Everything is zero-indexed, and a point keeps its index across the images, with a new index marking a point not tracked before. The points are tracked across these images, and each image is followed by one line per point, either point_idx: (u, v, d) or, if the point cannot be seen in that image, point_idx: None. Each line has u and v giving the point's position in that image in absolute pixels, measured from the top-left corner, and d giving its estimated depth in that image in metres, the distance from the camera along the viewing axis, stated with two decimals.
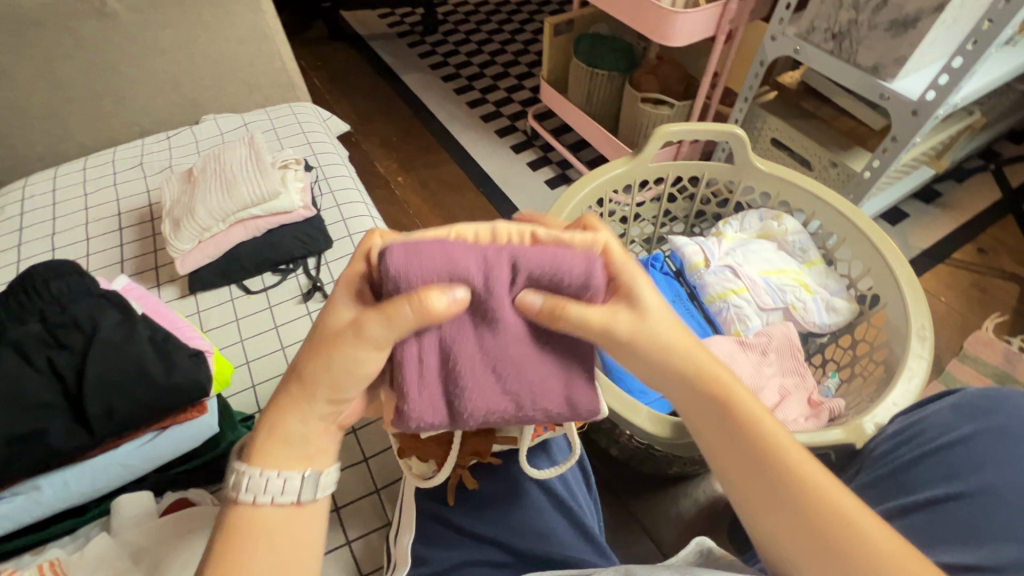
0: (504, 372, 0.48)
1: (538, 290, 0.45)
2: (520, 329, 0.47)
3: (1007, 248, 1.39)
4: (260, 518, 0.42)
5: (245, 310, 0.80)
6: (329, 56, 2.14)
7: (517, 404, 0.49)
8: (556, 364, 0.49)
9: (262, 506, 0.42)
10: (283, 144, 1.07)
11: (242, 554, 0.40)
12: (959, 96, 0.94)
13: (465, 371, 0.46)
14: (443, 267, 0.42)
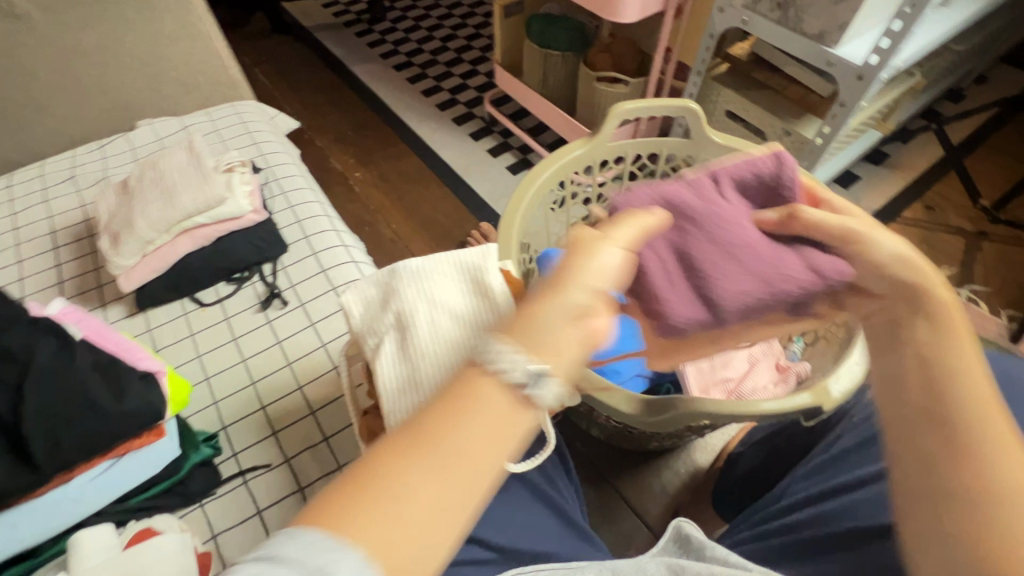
0: (743, 255, 0.46)
1: (740, 194, 0.51)
2: (739, 217, 0.49)
3: (952, 204, 1.46)
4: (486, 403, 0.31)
5: (199, 324, 0.76)
6: (274, 50, 2.05)
7: (768, 287, 0.45)
8: (787, 248, 0.47)
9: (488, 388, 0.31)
10: (228, 145, 1.01)
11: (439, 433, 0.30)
12: (900, 59, 0.96)
13: (705, 261, 0.47)
14: (661, 189, 0.50)
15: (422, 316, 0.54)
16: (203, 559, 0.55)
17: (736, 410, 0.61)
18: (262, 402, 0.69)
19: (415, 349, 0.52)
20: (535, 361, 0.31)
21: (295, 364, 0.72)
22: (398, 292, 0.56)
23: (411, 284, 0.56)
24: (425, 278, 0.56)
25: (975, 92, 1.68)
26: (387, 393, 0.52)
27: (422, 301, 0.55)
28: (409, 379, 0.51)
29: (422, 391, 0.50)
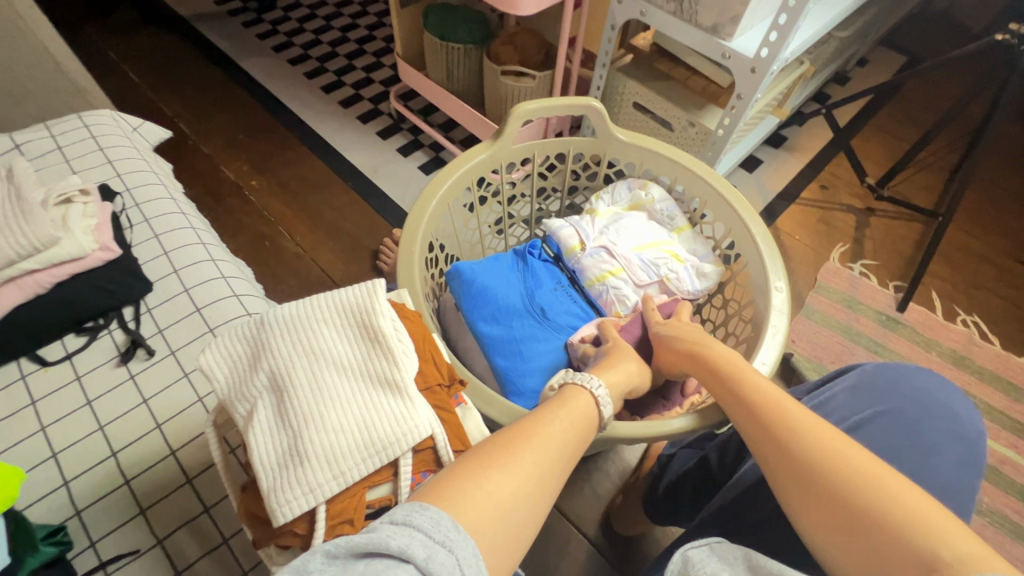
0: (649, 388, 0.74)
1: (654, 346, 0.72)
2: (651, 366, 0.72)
3: (843, 183, 1.55)
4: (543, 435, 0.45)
5: (42, 389, 0.64)
6: (146, 44, 1.82)
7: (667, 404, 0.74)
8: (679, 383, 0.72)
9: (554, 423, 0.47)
10: (74, 166, 0.87)
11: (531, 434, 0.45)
12: (789, 51, 0.99)
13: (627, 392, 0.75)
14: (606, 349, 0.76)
15: (301, 374, 0.45)
16: None
17: (652, 432, 0.60)
18: (125, 476, 0.59)
19: (294, 416, 0.44)
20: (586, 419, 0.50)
21: (165, 426, 0.62)
22: (270, 346, 0.47)
23: (286, 336, 0.47)
24: (302, 327, 0.48)
25: (858, 75, 1.80)
26: (264, 470, 0.44)
27: (299, 355, 0.46)
28: (290, 453, 0.43)
29: (307, 465, 0.43)
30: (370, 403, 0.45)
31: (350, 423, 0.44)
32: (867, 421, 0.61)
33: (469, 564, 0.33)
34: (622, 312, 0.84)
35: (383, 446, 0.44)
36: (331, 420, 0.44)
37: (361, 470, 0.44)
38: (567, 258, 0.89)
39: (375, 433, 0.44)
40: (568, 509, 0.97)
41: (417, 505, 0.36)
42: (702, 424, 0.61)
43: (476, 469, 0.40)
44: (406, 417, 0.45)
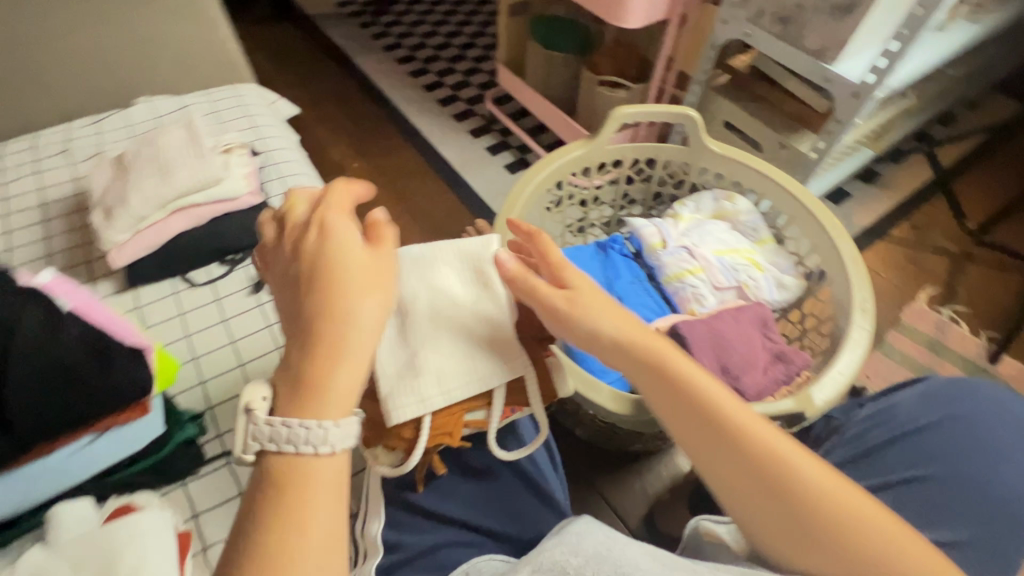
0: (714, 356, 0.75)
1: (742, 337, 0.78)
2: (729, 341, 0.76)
3: (939, 225, 1.49)
4: (308, 473, 0.37)
5: (190, 304, 0.76)
6: (276, 37, 2.04)
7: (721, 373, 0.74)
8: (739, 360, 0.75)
9: (307, 460, 0.36)
10: (226, 127, 1.01)
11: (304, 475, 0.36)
12: (895, 80, 0.98)
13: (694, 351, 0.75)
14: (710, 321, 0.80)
15: (424, 305, 0.53)
16: (183, 541, 0.55)
17: None
18: (250, 384, 0.69)
19: (416, 338, 0.52)
20: (330, 412, 0.37)
21: (284, 348, 0.72)
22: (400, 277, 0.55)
23: (414, 271, 0.55)
24: (427, 266, 0.55)
25: (965, 117, 1.73)
26: (383, 377, 0.51)
27: (424, 290, 0.54)
28: (406, 367, 0.51)
29: (420, 380, 0.50)
30: (478, 339, 0.52)
31: (459, 351, 0.51)
32: (930, 426, 0.64)
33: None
34: (697, 311, 0.87)
35: (483, 377, 0.51)
36: (444, 347, 0.51)
37: (462, 391, 0.50)
38: (648, 255, 0.93)
39: (479, 364, 0.51)
40: (616, 503, 0.98)
41: None
42: (775, 413, 0.63)
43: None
44: (507, 354, 0.52)
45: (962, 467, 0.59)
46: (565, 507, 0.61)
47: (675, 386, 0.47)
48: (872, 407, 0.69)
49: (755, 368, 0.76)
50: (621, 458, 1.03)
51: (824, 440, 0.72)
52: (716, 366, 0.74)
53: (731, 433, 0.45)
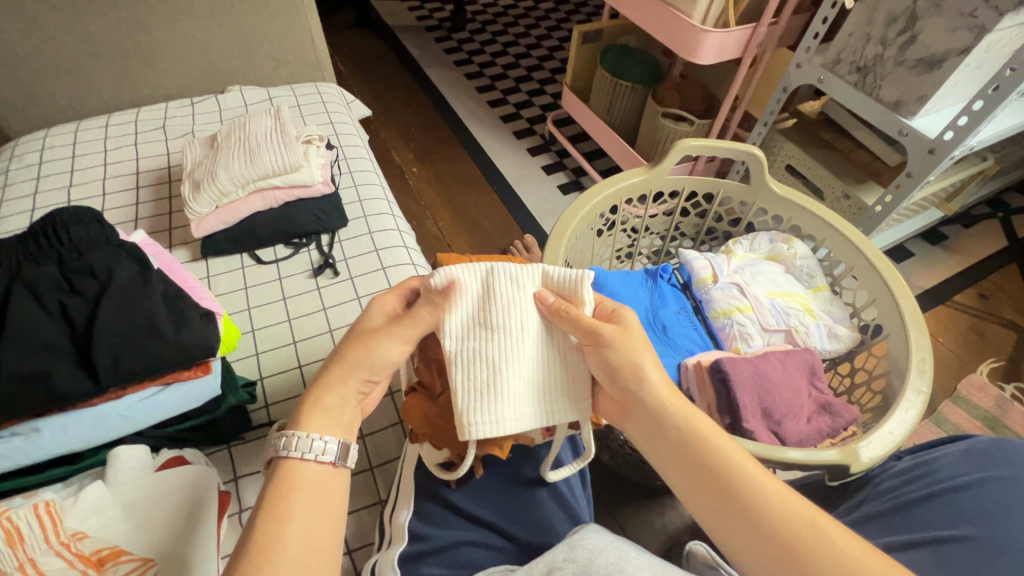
0: (765, 399, 0.73)
1: (783, 375, 0.76)
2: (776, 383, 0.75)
3: (1007, 297, 1.41)
4: (302, 477, 0.45)
5: (254, 279, 0.80)
6: (356, 43, 2.15)
7: (770, 418, 0.73)
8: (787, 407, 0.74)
9: (300, 465, 0.45)
10: (307, 121, 1.07)
11: (291, 495, 0.43)
12: (975, 139, 0.95)
13: (742, 394, 0.72)
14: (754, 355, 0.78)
15: (518, 326, 0.55)
16: (222, 499, 0.58)
17: (765, 453, 0.61)
18: (299, 361, 0.72)
19: (498, 365, 0.54)
20: (320, 426, 0.47)
21: (335, 332, 0.75)
22: (494, 291, 0.55)
23: (505, 287, 0.55)
24: (521, 286, 0.56)
25: None
26: (463, 390, 0.54)
27: (518, 310, 0.55)
28: (486, 388, 0.54)
29: (497, 403, 0.54)
30: (556, 368, 0.57)
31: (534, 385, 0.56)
32: (977, 483, 0.60)
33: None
34: (741, 350, 0.86)
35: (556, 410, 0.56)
36: (527, 375, 0.55)
37: (535, 416, 0.55)
38: (696, 287, 0.92)
39: (551, 395, 0.56)
40: (634, 535, 0.98)
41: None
42: (818, 462, 0.61)
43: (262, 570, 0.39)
44: (578, 395, 0.56)
45: (1004, 531, 0.55)
46: (587, 520, 0.61)
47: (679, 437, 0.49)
48: (908, 460, 0.68)
49: (795, 415, 0.74)
50: (644, 490, 1.02)
51: (860, 490, 0.70)
52: (757, 408, 0.73)
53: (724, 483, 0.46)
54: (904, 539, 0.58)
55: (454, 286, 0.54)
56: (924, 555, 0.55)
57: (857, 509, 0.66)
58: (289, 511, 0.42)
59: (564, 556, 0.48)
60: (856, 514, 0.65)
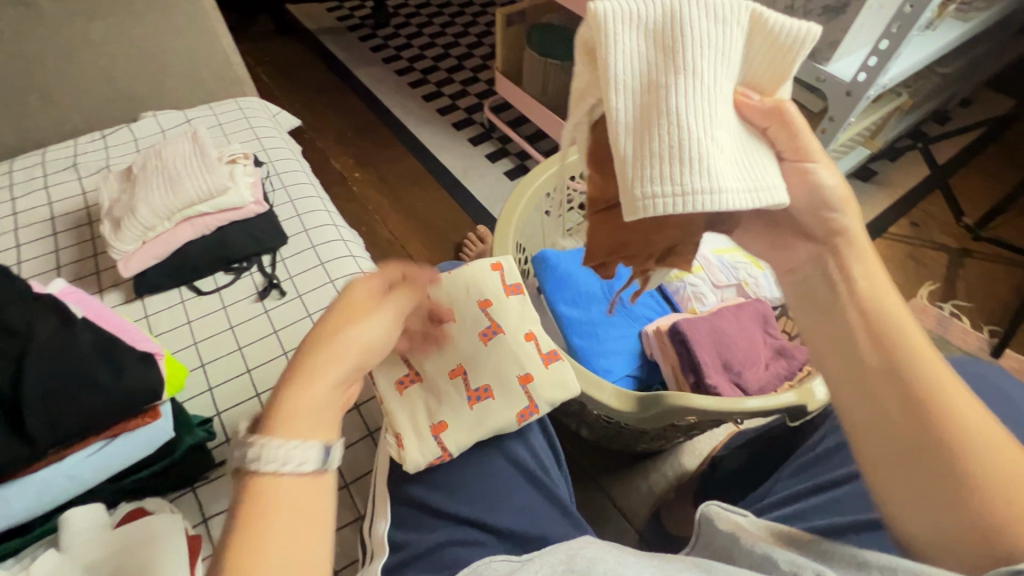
0: (722, 349, 0.76)
1: (736, 323, 0.80)
2: (731, 331, 0.78)
3: (937, 221, 1.50)
4: (275, 492, 0.40)
5: (197, 311, 0.77)
6: (277, 51, 2.07)
7: (730, 368, 0.76)
8: (746, 351, 0.77)
9: (274, 478, 0.40)
10: (231, 139, 1.03)
11: (260, 523, 0.38)
12: (887, 77, 1.00)
13: (700, 350, 0.75)
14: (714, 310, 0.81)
15: (717, 79, 0.46)
16: (193, 544, 0.55)
17: (727, 407, 0.62)
18: (256, 390, 0.70)
19: (691, 119, 0.44)
20: (298, 430, 0.42)
21: (290, 354, 0.73)
22: (685, 25, 0.44)
23: (707, 20, 0.44)
24: (727, 19, 0.45)
25: (960, 115, 1.75)
26: (651, 150, 0.44)
27: (709, 57, 0.45)
28: (673, 151, 0.44)
29: (682, 164, 0.44)
30: (743, 147, 0.48)
31: (726, 156, 0.46)
32: None
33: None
34: (697, 310, 0.89)
35: (757, 190, 0.46)
36: (716, 134, 0.45)
37: (728, 189, 0.45)
38: None
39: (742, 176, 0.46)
40: (622, 502, 1.01)
41: None
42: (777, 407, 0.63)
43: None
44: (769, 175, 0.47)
45: None
46: (568, 501, 0.61)
47: (883, 370, 0.48)
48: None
49: (749, 369, 0.77)
50: (626, 457, 1.05)
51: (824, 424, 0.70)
52: (717, 362, 0.75)
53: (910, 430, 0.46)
54: None
55: (669, 15, 0.44)
56: None
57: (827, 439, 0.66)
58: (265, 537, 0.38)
59: (565, 567, 0.47)
60: (826, 444, 0.65)
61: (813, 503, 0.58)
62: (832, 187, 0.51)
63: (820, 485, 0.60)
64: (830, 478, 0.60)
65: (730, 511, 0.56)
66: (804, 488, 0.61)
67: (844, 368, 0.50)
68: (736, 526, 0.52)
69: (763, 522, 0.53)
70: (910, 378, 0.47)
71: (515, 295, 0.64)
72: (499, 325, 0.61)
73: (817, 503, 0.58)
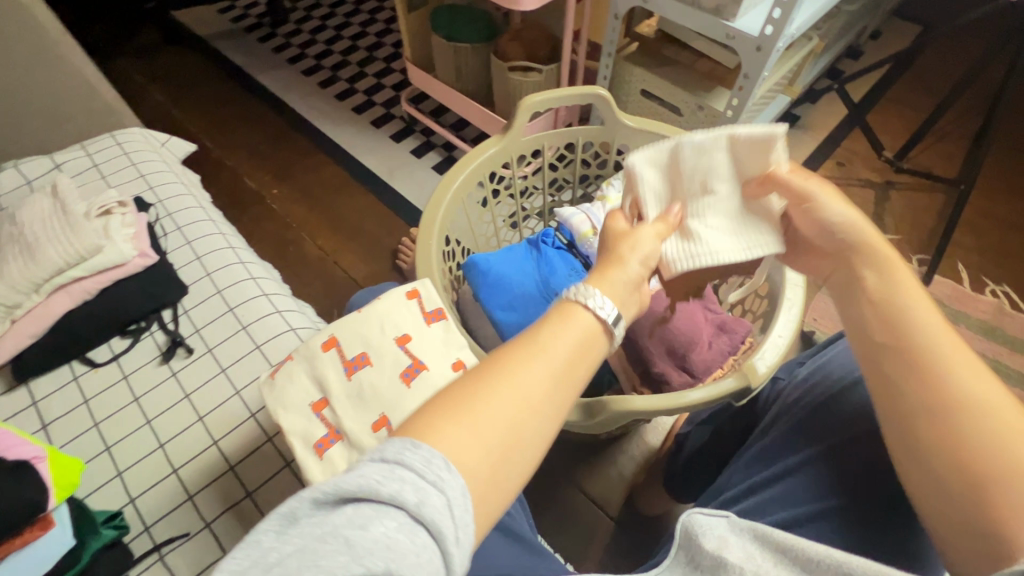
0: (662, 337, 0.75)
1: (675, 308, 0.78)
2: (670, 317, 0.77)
3: (860, 158, 1.53)
4: (580, 319, 0.42)
5: (94, 387, 0.69)
6: (167, 64, 1.89)
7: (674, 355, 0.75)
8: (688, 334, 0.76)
9: (583, 310, 0.42)
10: (110, 181, 0.92)
11: (545, 348, 0.40)
12: (794, 27, 0.98)
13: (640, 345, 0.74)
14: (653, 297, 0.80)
15: (704, 185, 0.56)
16: None
17: (668, 404, 0.60)
18: (173, 465, 0.64)
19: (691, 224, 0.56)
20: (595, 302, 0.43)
21: (206, 418, 0.67)
22: (677, 160, 0.56)
23: (691, 151, 0.55)
24: (706, 143, 0.55)
25: (872, 49, 1.78)
26: (670, 253, 0.56)
27: (699, 176, 0.56)
28: (686, 249, 0.55)
29: (695, 255, 0.55)
30: (746, 221, 0.57)
31: (726, 240, 0.56)
32: None
33: (460, 500, 0.33)
34: None
35: (754, 242, 0.56)
36: (710, 227, 0.57)
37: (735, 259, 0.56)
38: (580, 244, 0.91)
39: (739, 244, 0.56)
40: (593, 492, 1.00)
41: (427, 455, 0.34)
42: (719, 395, 0.62)
43: (481, 388, 0.38)
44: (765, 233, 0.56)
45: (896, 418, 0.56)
46: (524, 534, 0.60)
47: (914, 378, 0.48)
48: (813, 365, 0.67)
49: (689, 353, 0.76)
50: (592, 447, 1.04)
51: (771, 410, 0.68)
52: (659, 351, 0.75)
53: (937, 438, 0.46)
54: (817, 449, 0.57)
55: (660, 158, 0.56)
56: (839, 462, 0.56)
57: (778, 425, 0.63)
58: (545, 354, 0.40)
59: None
60: (779, 430, 0.62)
61: (771, 496, 0.57)
62: (842, 218, 0.54)
63: (775, 475, 0.58)
64: (785, 467, 0.58)
65: (710, 520, 0.52)
66: (760, 479, 0.59)
67: (868, 360, 0.51)
68: (723, 544, 0.49)
69: (732, 517, 0.52)
70: (942, 390, 0.46)
71: (437, 322, 0.58)
72: (422, 360, 0.55)
73: (775, 494, 0.57)
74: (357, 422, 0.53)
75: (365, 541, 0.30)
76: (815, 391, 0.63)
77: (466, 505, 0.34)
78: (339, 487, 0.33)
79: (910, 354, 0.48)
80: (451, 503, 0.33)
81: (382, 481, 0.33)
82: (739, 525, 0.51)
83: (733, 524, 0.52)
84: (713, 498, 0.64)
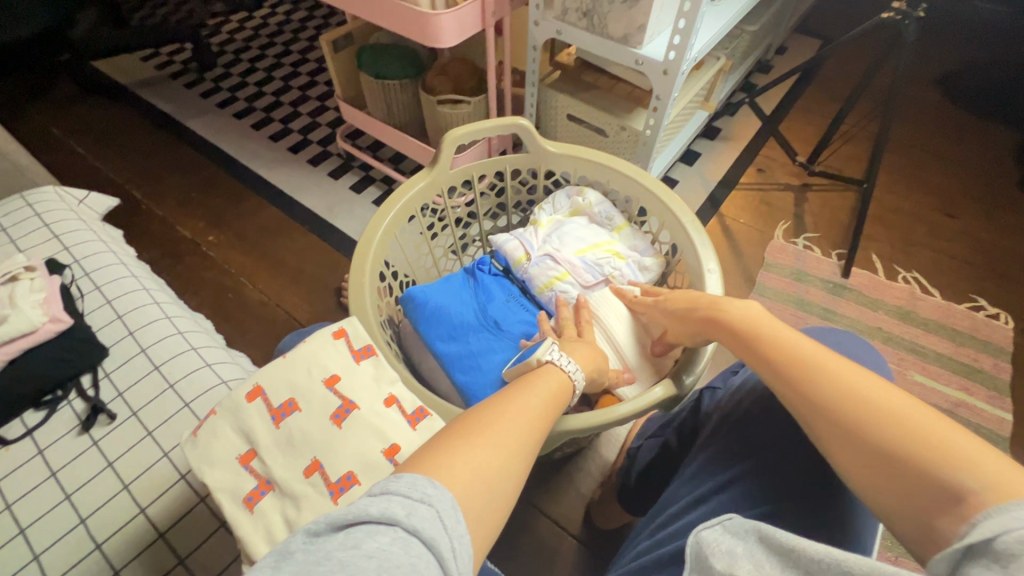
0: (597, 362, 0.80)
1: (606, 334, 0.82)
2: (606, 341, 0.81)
3: (778, 164, 1.64)
4: (547, 374, 0.56)
5: (5, 466, 0.65)
6: (88, 116, 1.82)
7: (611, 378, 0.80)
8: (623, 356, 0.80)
9: (547, 373, 0.56)
10: (20, 245, 0.87)
11: (515, 397, 0.50)
12: (695, 50, 1.06)
13: None
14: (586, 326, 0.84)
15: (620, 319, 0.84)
16: None
17: (599, 420, 0.62)
18: (97, 540, 0.61)
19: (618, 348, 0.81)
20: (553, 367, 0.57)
21: (133, 487, 0.65)
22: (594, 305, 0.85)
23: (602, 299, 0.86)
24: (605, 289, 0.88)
25: (780, 63, 1.92)
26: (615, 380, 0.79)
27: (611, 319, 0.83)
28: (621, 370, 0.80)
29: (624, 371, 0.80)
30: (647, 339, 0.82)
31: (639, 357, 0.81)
32: None
33: (451, 514, 0.36)
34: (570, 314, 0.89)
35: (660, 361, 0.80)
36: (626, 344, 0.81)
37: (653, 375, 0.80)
38: (516, 269, 0.94)
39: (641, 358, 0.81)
40: (553, 512, 1.01)
41: (409, 480, 0.37)
42: (649, 404, 0.64)
43: (472, 426, 0.44)
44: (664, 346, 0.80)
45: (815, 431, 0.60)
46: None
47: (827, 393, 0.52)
48: (743, 375, 0.71)
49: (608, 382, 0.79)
50: (550, 467, 1.05)
51: (707, 426, 0.71)
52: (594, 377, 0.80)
53: (873, 435, 0.49)
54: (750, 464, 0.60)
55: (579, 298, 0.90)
56: (771, 473, 0.59)
57: (715, 438, 0.66)
58: (514, 399, 0.49)
59: None
60: (717, 444, 0.65)
61: (715, 505, 0.59)
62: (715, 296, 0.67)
63: (717, 486, 0.60)
64: (725, 479, 0.60)
65: (721, 535, 0.50)
66: (705, 490, 0.61)
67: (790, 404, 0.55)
68: (734, 562, 0.48)
69: (738, 519, 0.51)
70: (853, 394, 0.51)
71: (366, 359, 0.58)
72: (352, 401, 0.55)
73: (720, 500, 0.58)
74: (289, 470, 0.52)
75: (359, 560, 0.31)
76: (744, 403, 0.66)
77: (457, 516, 0.36)
78: (331, 515, 0.34)
79: (802, 387, 0.53)
80: (442, 517, 0.35)
81: (369, 504, 0.34)
82: (746, 530, 0.50)
83: (741, 528, 0.50)
84: (662, 513, 0.65)
